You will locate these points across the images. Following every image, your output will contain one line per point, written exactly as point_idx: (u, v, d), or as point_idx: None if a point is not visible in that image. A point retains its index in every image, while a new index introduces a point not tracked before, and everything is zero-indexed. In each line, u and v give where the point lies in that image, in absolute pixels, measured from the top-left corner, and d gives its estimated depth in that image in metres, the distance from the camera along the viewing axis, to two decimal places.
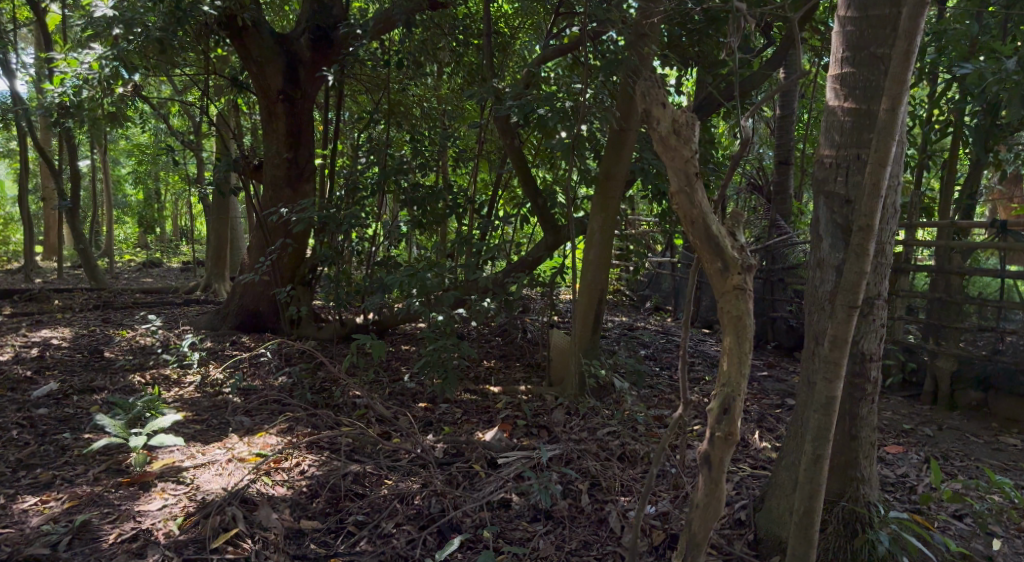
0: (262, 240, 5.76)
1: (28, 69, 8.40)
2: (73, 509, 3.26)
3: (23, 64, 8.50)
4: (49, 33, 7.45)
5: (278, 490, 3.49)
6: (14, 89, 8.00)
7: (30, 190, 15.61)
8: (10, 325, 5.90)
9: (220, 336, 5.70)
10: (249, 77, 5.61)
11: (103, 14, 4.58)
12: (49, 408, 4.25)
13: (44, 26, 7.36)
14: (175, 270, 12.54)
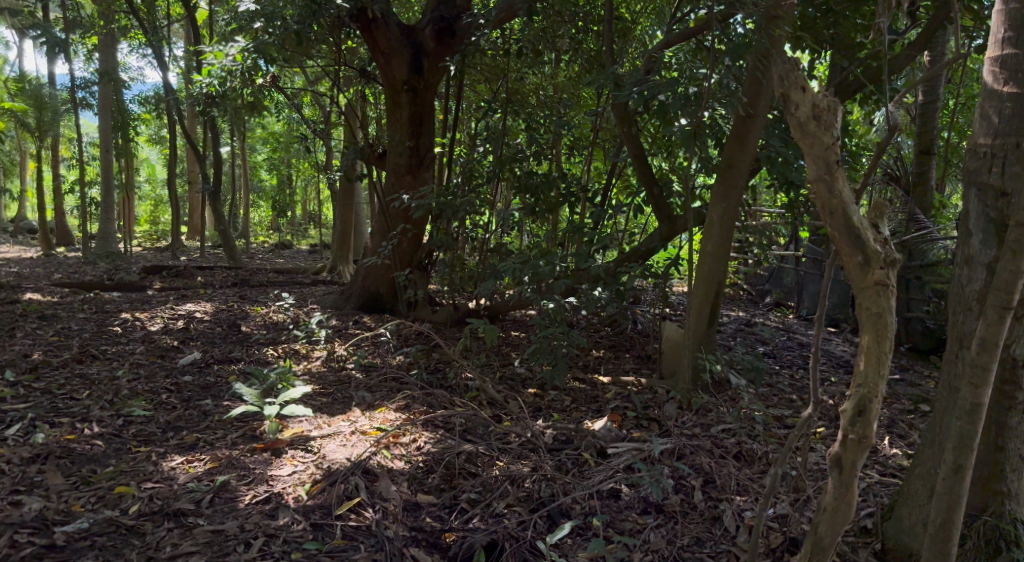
0: (384, 224, 5.99)
1: (178, 61, 9.05)
2: (215, 469, 3.53)
3: (174, 56, 9.17)
4: (197, 27, 7.97)
5: (397, 463, 3.64)
6: (166, 80, 8.64)
7: (178, 175, 16.96)
8: (161, 298, 6.45)
9: (344, 315, 5.99)
10: (376, 67, 5.80)
11: (247, 9, 4.83)
12: (193, 375, 4.62)
13: (194, 21, 7.91)
14: (304, 252, 13.30)
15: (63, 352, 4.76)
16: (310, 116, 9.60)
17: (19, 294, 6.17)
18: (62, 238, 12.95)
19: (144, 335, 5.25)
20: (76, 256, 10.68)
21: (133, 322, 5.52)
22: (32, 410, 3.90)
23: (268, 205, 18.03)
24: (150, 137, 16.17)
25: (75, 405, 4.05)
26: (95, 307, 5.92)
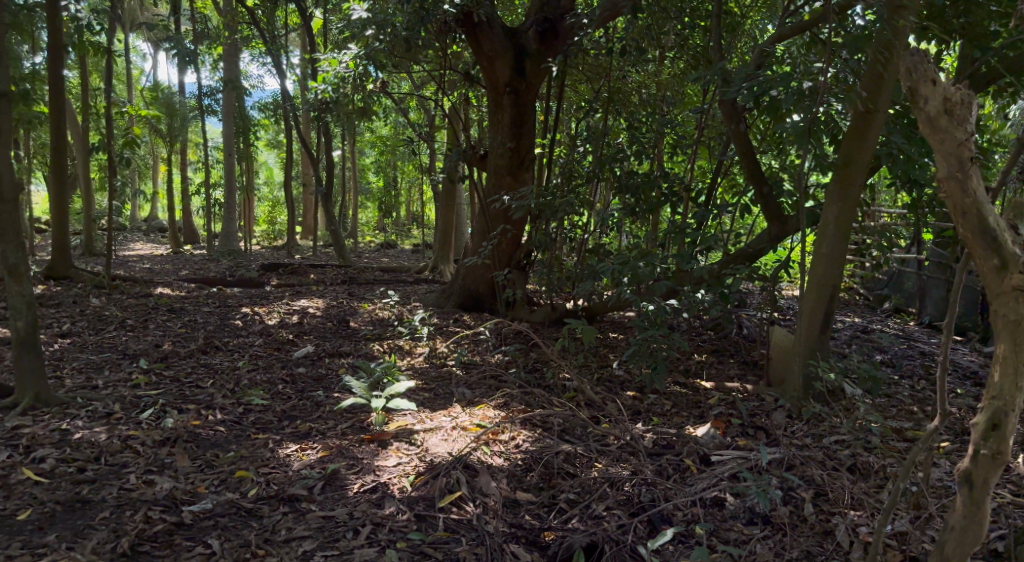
0: (484, 224, 6.08)
1: (294, 69, 9.54)
2: (325, 458, 3.70)
3: (292, 65, 9.67)
4: (312, 36, 8.37)
5: (496, 460, 3.69)
6: (283, 87, 9.13)
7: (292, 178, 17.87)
8: (277, 294, 6.82)
9: (445, 313, 6.14)
10: (479, 69, 5.90)
11: (359, 17, 5.04)
12: (306, 368, 4.85)
13: (309, 31, 8.31)
14: (408, 251, 13.73)
15: (191, 343, 5.11)
16: (416, 120, 9.91)
17: (154, 288, 6.68)
18: (189, 237, 13.93)
19: (262, 329, 5.56)
20: (202, 254, 11.48)
21: (253, 316, 5.87)
22: (164, 396, 4.20)
23: (374, 206, 18.69)
24: (267, 142, 17.13)
25: (201, 392, 4.33)
26: (219, 302, 6.34)
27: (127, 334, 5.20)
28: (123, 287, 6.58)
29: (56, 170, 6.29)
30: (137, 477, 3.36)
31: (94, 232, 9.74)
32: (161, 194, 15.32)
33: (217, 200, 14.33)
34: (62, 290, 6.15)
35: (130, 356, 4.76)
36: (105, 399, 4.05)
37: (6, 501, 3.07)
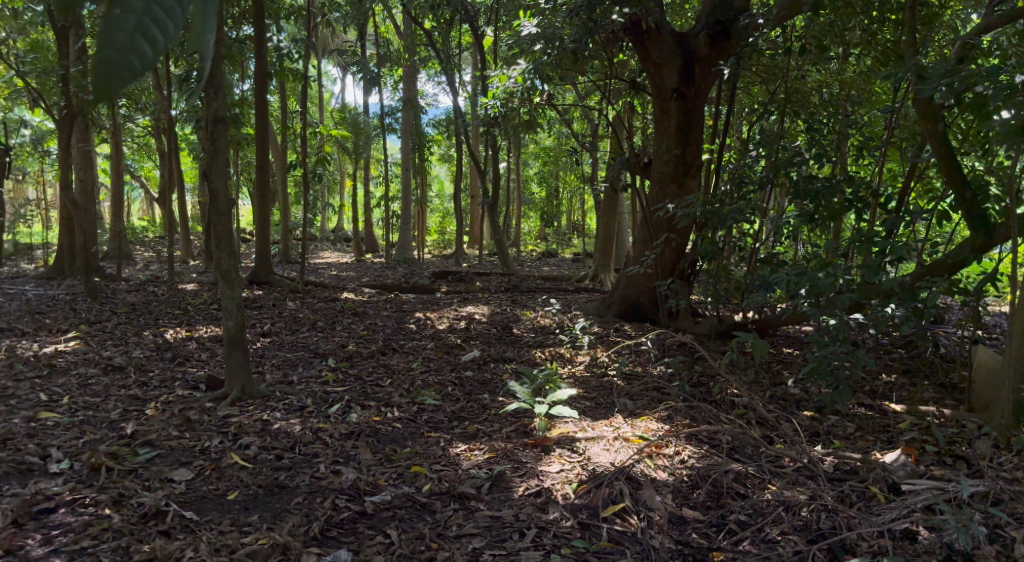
0: (647, 233, 6.02)
1: (466, 86, 9.99)
2: (492, 459, 3.82)
3: (464, 82, 10.14)
4: (483, 53, 8.72)
5: (661, 474, 3.63)
6: (455, 104, 9.59)
7: (460, 189, 18.71)
8: (446, 300, 7.18)
9: (606, 322, 6.14)
10: (646, 77, 5.86)
11: (528, 33, 5.20)
12: (473, 372, 5.06)
13: (481, 48, 8.67)
14: (571, 260, 13.88)
15: (371, 344, 5.50)
16: (581, 130, 10.03)
17: (340, 293, 7.27)
18: (369, 246, 15.02)
19: (434, 333, 5.87)
20: (380, 262, 12.34)
21: (425, 321, 6.21)
22: (348, 393, 4.54)
23: (538, 216, 19.09)
24: (439, 156, 18.08)
25: (380, 391, 4.64)
26: (395, 307, 6.77)
27: (317, 334, 5.70)
28: (314, 292, 7.22)
29: (261, 186, 7.03)
30: (326, 467, 3.65)
31: (289, 242, 10.78)
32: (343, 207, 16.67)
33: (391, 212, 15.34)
34: (264, 294, 6.88)
35: (320, 355, 5.21)
36: (299, 394, 4.45)
37: (218, 481, 3.43)
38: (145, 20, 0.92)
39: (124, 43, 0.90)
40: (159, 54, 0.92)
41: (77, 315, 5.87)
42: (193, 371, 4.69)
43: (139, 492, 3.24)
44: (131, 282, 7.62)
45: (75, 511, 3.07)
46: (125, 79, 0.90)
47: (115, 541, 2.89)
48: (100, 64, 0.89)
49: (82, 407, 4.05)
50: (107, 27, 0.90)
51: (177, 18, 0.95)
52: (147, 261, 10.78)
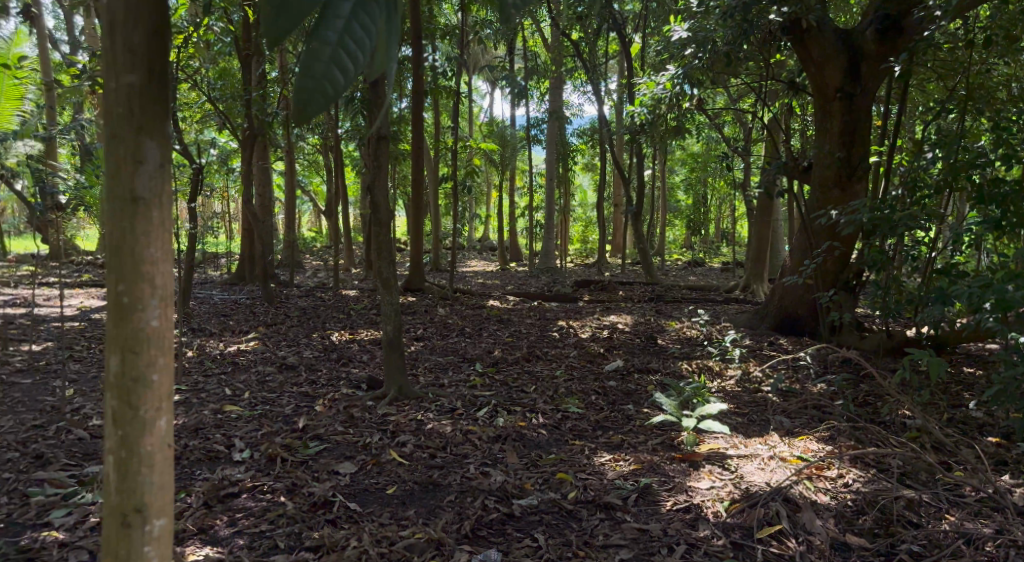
0: (806, 242, 5.72)
1: (612, 94, 9.98)
2: (638, 472, 3.72)
3: (611, 91, 10.15)
4: (630, 59, 8.66)
5: (821, 497, 3.42)
6: (601, 112, 9.61)
7: (606, 198, 18.73)
8: (590, 309, 7.20)
9: (759, 335, 5.91)
10: (806, 77, 5.62)
11: (680, 37, 5.16)
12: (617, 382, 5.01)
13: (629, 56, 8.64)
14: (718, 270, 13.45)
15: (516, 350, 5.63)
16: (731, 134, 9.73)
17: (487, 301, 7.50)
18: (513, 255, 15.38)
19: (577, 341, 5.91)
20: (524, 270, 12.58)
21: (568, 329, 6.27)
22: (495, 397, 4.65)
23: (684, 223, 18.65)
24: (583, 166, 18.20)
25: (526, 397, 4.71)
26: (538, 314, 6.89)
27: (465, 340, 5.90)
28: (463, 299, 7.50)
29: (416, 197, 7.41)
30: (475, 468, 3.72)
31: (440, 250, 11.26)
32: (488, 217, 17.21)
33: (534, 221, 15.60)
34: (417, 301, 7.23)
35: (468, 360, 5.40)
36: (450, 397, 4.61)
37: (378, 476, 3.62)
38: (339, 52, 1.37)
39: (321, 74, 1.36)
40: (346, 80, 1.37)
41: (256, 317, 6.47)
42: (354, 372, 5.01)
43: (309, 483, 3.50)
44: (302, 288, 8.28)
45: (255, 497, 3.36)
46: (321, 98, 1.36)
47: (289, 527, 3.14)
48: (306, 88, 1.35)
49: (260, 402, 4.44)
50: (311, 61, 1.35)
51: (361, 52, 1.38)
52: (314, 269, 11.69)
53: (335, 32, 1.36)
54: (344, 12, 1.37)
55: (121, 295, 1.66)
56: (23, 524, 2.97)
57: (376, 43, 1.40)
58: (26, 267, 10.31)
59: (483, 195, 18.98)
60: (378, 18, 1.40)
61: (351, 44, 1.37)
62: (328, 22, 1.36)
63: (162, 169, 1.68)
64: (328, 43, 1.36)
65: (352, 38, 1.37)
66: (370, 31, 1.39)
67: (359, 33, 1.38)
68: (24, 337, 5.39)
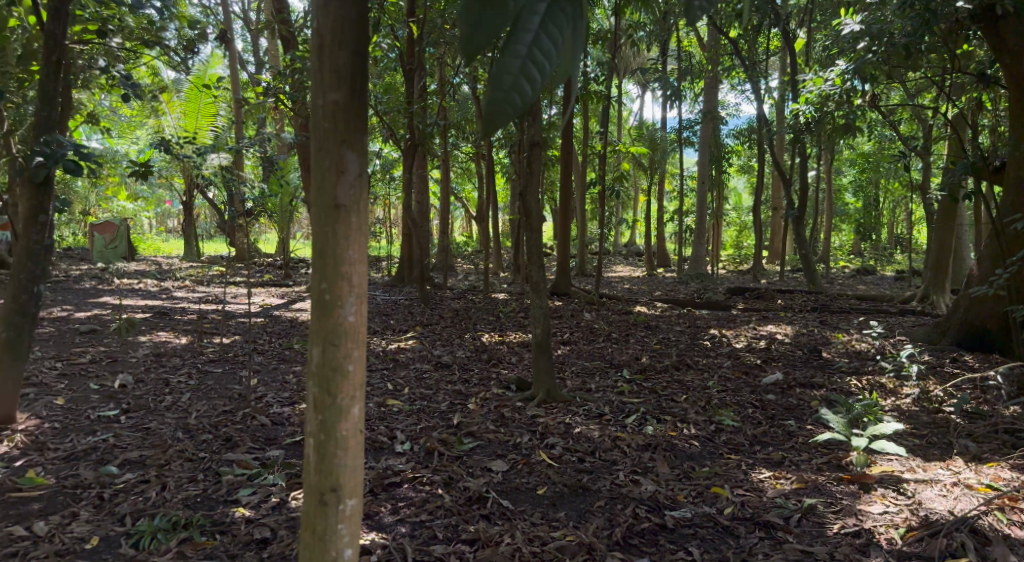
0: (997, 249, 5.19)
1: (772, 93, 9.54)
2: (801, 491, 3.48)
3: (771, 89, 9.73)
4: (793, 55, 8.25)
5: (1016, 531, 3.09)
6: (761, 112, 9.22)
7: (765, 203, 17.95)
8: (745, 318, 6.94)
9: (939, 351, 5.42)
10: (1000, 68, 5.12)
11: (852, 31, 4.92)
12: (776, 396, 4.74)
13: (792, 53, 8.25)
14: (889, 278, 12.46)
15: (668, 359, 5.52)
16: (908, 132, 9.01)
17: (634, 307, 7.44)
18: (664, 261, 15.10)
19: (732, 352, 5.71)
20: (672, 276, 12.33)
21: (722, 339, 6.09)
22: (644, 405, 4.55)
23: (851, 228, 17.41)
24: (739, 168, 17.61)
25: (677, 406, 4.56)
26: (690, 322, 6.76)
27: (613, 345, 5.88)
28: (612, 305, 7.48)
29: (566, 202, 7.50)
30: (625, 475, 3.61)
31: (586, 254, 11.28)
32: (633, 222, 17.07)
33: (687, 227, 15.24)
34: (565, 306, 7.32)
35: (616, 366, 5.37)
36: (598, 402, 4.58)
37: (528, 476, 3.63)
38: (527, 64, 1.42)
39: (511, 86, 1.41)
40: (534, 90, 1.41)
41: (414, 317, 6.80)
42: (506, 373, 5.13)
43: (464, 478, 3.60)
44: (455, 291, 8.60)
45: (416, 488, 3.51)
46: (509, 108, 1.40)
47: (448, 519, 3.25)
48: (496, 99, 1.40)
49: (418, 397, 4.66)
50: (503, 73, 1.40)
51: (548, 61, 1.43)
52: (465, 272, 12.14)
53: (524, 45, 1.42)
54: (533, 25, 1.43)
55: (323, 292, 1.81)
56: (216, 499, 3.29)
57: (562, 54, 1.45)
58: (217, 268, 11.52)
59: (629, 199, 18.86)
60: (565, 30, 1.45)
61: (539, 55, 1.42)
62: (519, 37, 1.42)
63: (360, 178, 1.81)
64: (519, 56, 1.42)
65: (540, 49, 1.43)
66: (557, 43, 1.44)
67: (546, 45, 1.43)
68: (217, 330, 6.02)
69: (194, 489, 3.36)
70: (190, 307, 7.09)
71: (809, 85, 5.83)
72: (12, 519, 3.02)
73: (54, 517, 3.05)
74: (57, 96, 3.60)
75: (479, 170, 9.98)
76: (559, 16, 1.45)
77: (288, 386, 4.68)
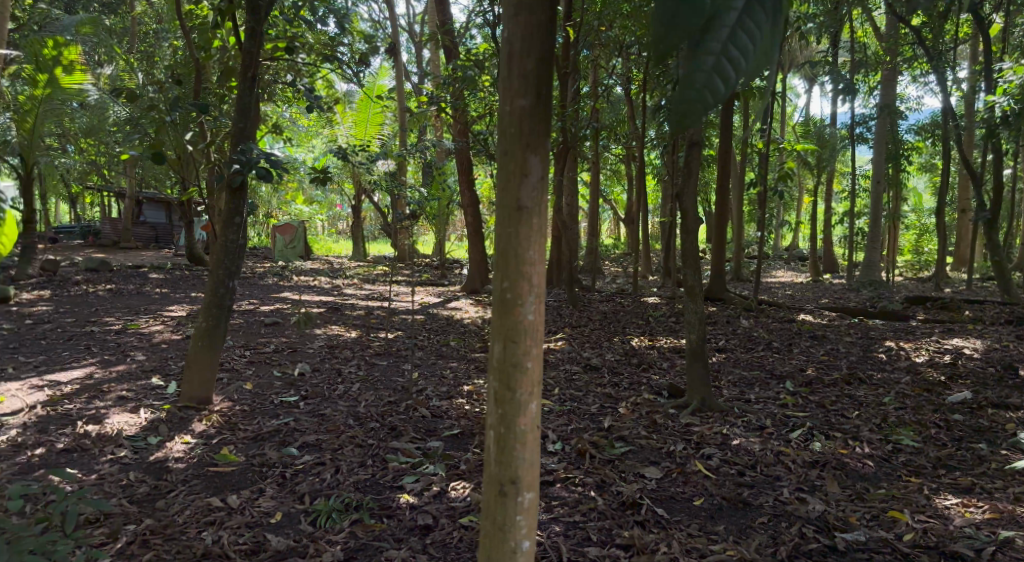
0: None
1: (959, 83, 8.68)
2: (996, 522, 3.14)
3: (959, 79, 8.88)
4: (986, 40, 7.49)
5: None
6: (946, 105, 8.46)
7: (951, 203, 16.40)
8: (925, 331, 6.40)
9: None
10: None
11: None
12: (964, 416, 4.33)
13: (986, 39, 7.48)
14: None
15: (835, 371, 5.20)
16: None
17: (796, 315, 7.09)
18: (829, 266, 14.21)
19: (909, 366, 5.29)
20: (840, 283, 11.59)
21: (898, 352, 5.66)
22: (810, 420, 4.30)
23: None
24: (921, 167, 16.29)
25: (847, 422, 4.28)
26: (860, 333, 6.35)
27: (774, 355, 5.64)
28: (771, 312, 7.18)
29: (723, 205, 7.31)
30: (789, 492, 3.44)
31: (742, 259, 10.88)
32: (791, 224, 16.25)
33: (856, 229, 14.25)
34: (721, 311, 7.18)
35: (777, 377, 5.13)
36: (759, 413, 4.39)
37: (684, 485, 3.52)
38: (722, 60, 1.23)
39: (704, 83, 1.22)
40: (728, 89, 1.22)
41: (564, 319, 6.89)
42: (659, 378, 5.05)
43: (618, 482, 3.54)
44: (603, 293, 8.60)
45: (568, 488, 3.48)
46: (701, 109, 1.21)
47: (601, 522, 3.18)
48: (685, 98, 1.22)
49: (569, 398, 4.70)
50: (695, 69, 1.22)
51: (745, 59, 1.24)
52: (613, 275, 12.12)
53: (720, 42, 1.24)
54: (730, 20, 1.25)
55: (506, 291, 1.86)
56: (383, 484, 3.48)
57: (761, 50, 1.26)
58: (381, 267, 12.27)
59: (791, 201, 17.93)
60: (765, 24, 1.26)
61: (736, 51, 1.24)
62: (714, 32, 1.24)
63: (543, 181, 1.83)
64: (712, 52, 1.24)
65: (737, 46, 1.24)
66: (755, 38, 1.25)
67: (745, 40, 1.25)
68: (382, 326, 6.40)
69: (364, 473, 3.58)
70: (358, 303, 7.59)
71: (1007, 73, 5.32)
72: (211, 489, 3.35)
73: (244, 491, 3.35)
74: (252, 108, 3.96)
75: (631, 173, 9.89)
76: (760, 9, 1.26)
77: (446, 381, 4.90)
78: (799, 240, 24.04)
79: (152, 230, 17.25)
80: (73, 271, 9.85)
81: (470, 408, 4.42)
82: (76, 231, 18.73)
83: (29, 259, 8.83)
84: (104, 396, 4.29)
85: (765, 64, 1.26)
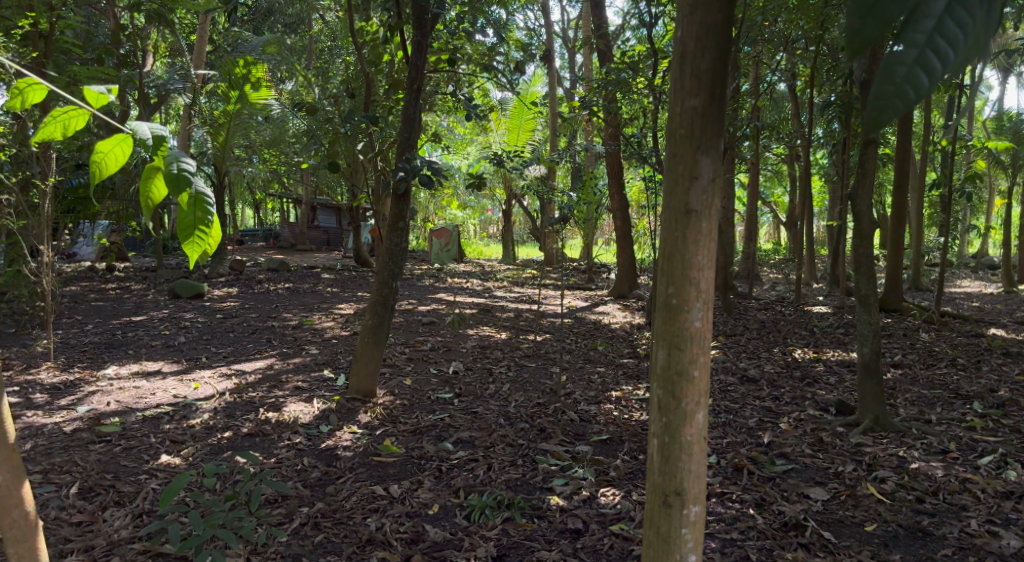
0: None
1: None
2: None
3: None
4: None
5: None
6: None
7: None
8: None
9: None
10: None
11: None
12: None
13: None
14: None
15: None
16: None
17: (985, 330, 6.40)
18: None
19: None
20: None
21: None
22: (1003, 445, 3.87)
23: None
24: None
25: None
26: None
27: (959, 373, 5.14)
28: (953, 326, 6.54)
29: (899, 209, 6.77)
30: (978, 524, 3.11)
31: (921, 266, 10.02)
32: (979, 227, 14.71)
33: None
34: (896, 323, 6.65)
35: (964, 398, 4.65)
36: (941, 436, 4.01)
37: (854, 509, 3.28)
38: (928, 52, 1.01)
39: (903, 78, 0.99)
40: (934, 83, 0.99)
41: (718, 327, 6.68)
42: (824, 394, 4.75)
43: (779, 501, 3.36)
44: (760, 301, 8.24)
45: (724, 503, 3.36)
46: (901, 105, 0.99)
47: (761, 542, 3.03)
48: (883, 95, 0.99)
49: (725, 410, 4.54)
50: (893, 62, 1.00)
51: (955, 50, 1.01)
52: (771, 282, 11.57)
53: (925, 31, 1.01)
54: (938, 7, 1.02)
55: (670, 297, 1.77)
56: (533, 485, 3.53)
57: (974, 38, 1.03)
58: (531, 270, 12.52)
59: (979, 204, 16.25)
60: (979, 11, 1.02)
61: (946, 40, 1.00)
62: (917, 21, 1.02)
63: (714, 183, 1.73)
64: (916, 44, 1.01)
65: (944, 36, 1.01)
66: (969, 26, 1.02)
67: (955, 28, 1.01)
68: (532, 328, 6.52)
69: (515, 472, 3.65)
70: (509, 305, 7.80)
71: None
72: (374, 478, 3.56)
73: (405, 482, 3.52)
74: (417, 118, 4.15)
75: (792, 174, 9.36)
76: None
77: (594, 386, 4.90)
78: (989, 246, 21.70)
79: (323, 233, 18.67)
80: (257, 270, 10.86)
81: (618, 414, 4.38)
82: (259, 233, 20.66)
83: (220, 259, 9.83)
84: (282, 386, 4.70)
85: (977, 55, 1.02)
